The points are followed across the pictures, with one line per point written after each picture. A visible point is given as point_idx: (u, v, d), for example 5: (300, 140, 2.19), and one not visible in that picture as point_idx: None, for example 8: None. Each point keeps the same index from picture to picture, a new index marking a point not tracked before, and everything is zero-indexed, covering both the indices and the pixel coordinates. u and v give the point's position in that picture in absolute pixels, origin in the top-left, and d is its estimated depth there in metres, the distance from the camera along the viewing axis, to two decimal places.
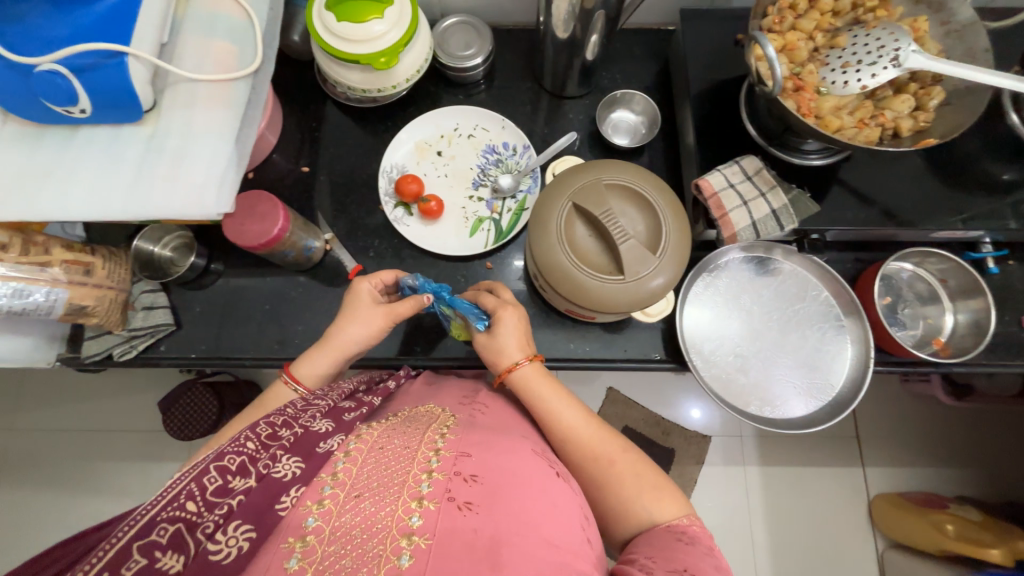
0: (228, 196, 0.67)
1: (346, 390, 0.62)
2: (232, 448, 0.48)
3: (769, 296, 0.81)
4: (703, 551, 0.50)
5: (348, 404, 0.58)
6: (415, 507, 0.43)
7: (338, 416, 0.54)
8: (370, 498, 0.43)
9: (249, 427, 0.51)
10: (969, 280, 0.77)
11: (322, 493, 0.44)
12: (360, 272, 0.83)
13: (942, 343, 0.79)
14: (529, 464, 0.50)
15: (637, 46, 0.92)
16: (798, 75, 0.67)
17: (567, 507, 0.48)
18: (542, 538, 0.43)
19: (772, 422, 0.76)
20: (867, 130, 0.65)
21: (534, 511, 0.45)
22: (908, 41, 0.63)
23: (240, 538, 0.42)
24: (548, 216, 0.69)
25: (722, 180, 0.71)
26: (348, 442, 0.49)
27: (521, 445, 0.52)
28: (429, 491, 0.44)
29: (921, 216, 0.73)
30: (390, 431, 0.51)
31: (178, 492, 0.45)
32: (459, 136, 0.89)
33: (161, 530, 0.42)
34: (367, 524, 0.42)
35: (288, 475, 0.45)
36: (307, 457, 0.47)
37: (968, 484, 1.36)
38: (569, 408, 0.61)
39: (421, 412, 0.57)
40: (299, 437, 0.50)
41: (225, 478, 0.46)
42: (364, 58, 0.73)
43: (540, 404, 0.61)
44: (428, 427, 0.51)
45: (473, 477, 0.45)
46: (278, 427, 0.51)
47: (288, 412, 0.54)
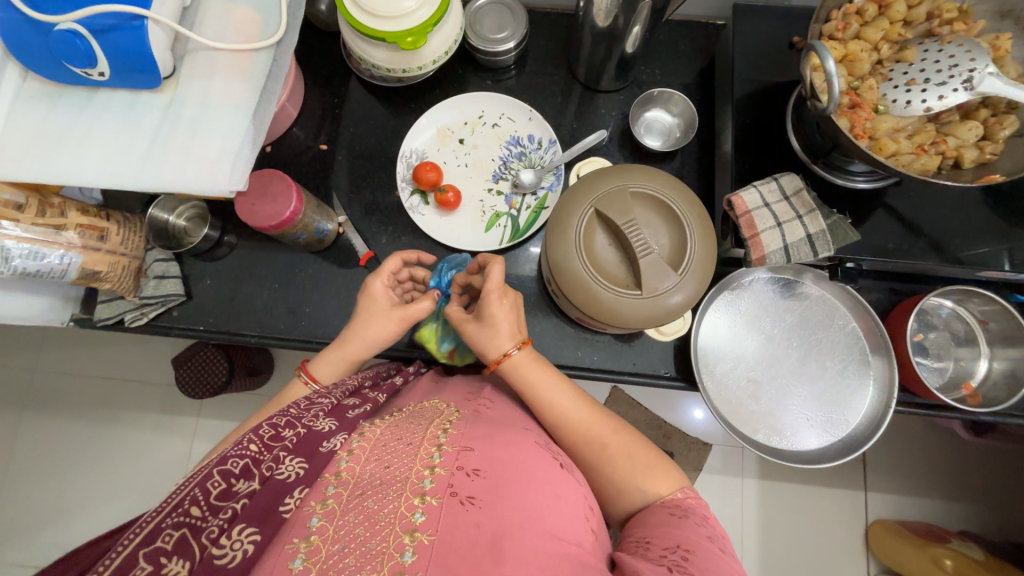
0: (241, 173, 0.65)
1: (351, 387, 0.62)
2: (234, 452, 0.48)
3: (792, 321, 0.77)
4: (696, 522, 0.50)
5: (351, 402, 0.57)
6: (417, 503, 0.42)
7: (341, 415, 0.53)
8: (372, 496, 0.42)
9: (252, 429, 0.51)
10: (1012, 326, 0.72)
11: (326, 492, 0.44)
12: (372, 258, 0.81)
13: (972, 388, 0.75)
14: (533, 456, 0.48)
15: (682, 40, 0.86)
16: (855, 90, 0.62)
17: (573, 500, 0.47)
18: (547, 532, 0.42)
19: (779, 453, 0.73)
20: (926, 157, 0.60)
21: (539, 504, 0.44)
22: (984, 62, 0.57)
23: (245, 541, 0.41)
24: (568, 220, 0.66)
25: (757, 199, 0.66)
26: (351, 441, 0.48)
27: (524, 438, 0.51)
28: (431, 487, 0.43)
29: (969, 254, 0.68)
30: (393, 428, 0.50)
31: (182, 498, 0.44)
32: (483, 124, 0.85)
33: (166, 536, 0.42)
34: (370, 522, 0.41)
35: (292, 476, 0.45)
36: (311, 457, 0.47)
37: (974, 521, 1.32)
38: (560, 392, 0.58)
39: (426, 407, 0.56)
40: (302, 437, 0.49)
41: (229, 481, 0.46)
42: (390, 36, 0.69)
43: (542, 407, 0.58)
44: (430, 423, 0.50)
45: (475, 471, 0.44)
46: (281, 427, 0.51)
47: (291, 412, 0.53)
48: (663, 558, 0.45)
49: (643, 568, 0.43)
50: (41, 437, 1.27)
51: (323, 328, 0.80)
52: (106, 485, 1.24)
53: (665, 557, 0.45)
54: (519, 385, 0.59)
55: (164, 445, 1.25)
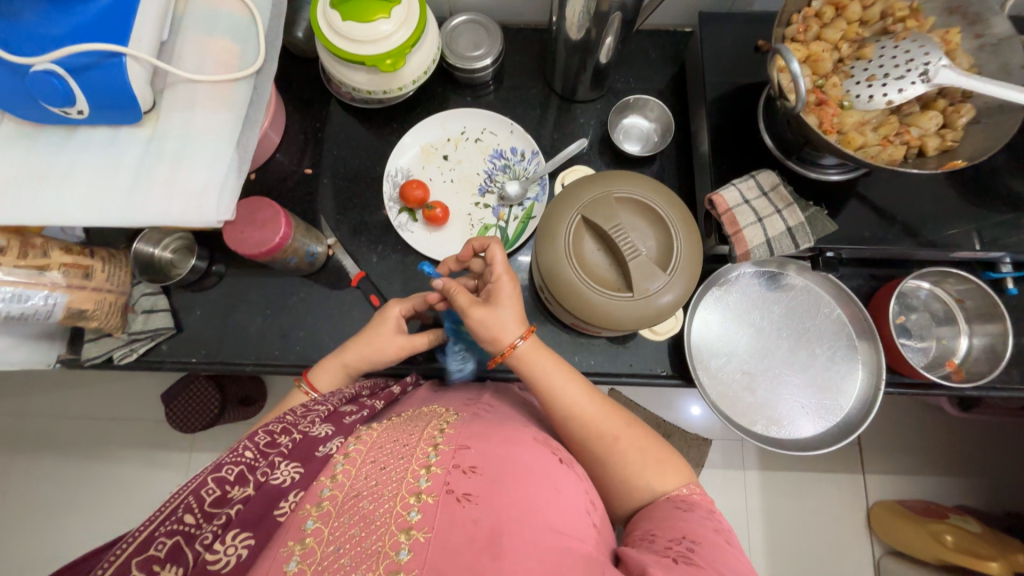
0: (229, 204, 0.66)
1: (348, 395, 0.61)
2: (229, 459, 0.47)
3: (780, 312, 0.79)
4: (702, 515, 0.51)
5: (348, 408, 0.57)
6: (413, 502, 0.42)
7: (338, 420, 0.53)
8: (367, 497, 0.42)
9: (247, 436, 0.50)
10: (988, 303, 0.75)
11: (321, 495, 0.44)
12: (364, 278, 0.80)
13: (955, 365, 0.78)
14: (532, 452, 0.48)
15: (652, 48, 0.89)
16: (820, 88, 0.65)
17: (572, 494, 0.47)
18: (546, 526, 0.42)
19: (778, 442, 0.75)
20: (892, 148, 0.62)
21: (538, 499, 0.44)
22: (938, 55, 0.60)
23: (239, 546, 0.42)
24: (556, 227, 0.67)
25: (736, 196, 0.69)
26: (348, 444, 0.48)
27: (522, 433, 0.51)
28: (427, 485, 0.43)
29: (940, 237, 0.71)
30: (391, 430, 0.50)
31: (176, 506, 0.44)
32: (466, 139, 0.87)
33: (159, 544, 0.41)
34: (365, 522, 0.41)
35: (287, 481, 0.45)
36: (306, 462, 0.47)
37: (969, 494, 1.35)
38: (571, 391, 0.57)
39: (424, 410, 0.56)
40: (298, 442, 0.49)
41: (224, 488, 0.45)
42: (369, 59, 0.70)
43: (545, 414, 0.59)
44: (428, 424, 0.50)
45: (472, 468, 0.44)
46: (276, 434, 0.50)
47: (287, 418, 0.53)
48: (668, 550, 0.45)
49: (648, 560, 0.44)
50: (26, 484, 1.23)
51: (318, 351, 0.80)
52: (98, 529, 1.20)
53: (671, 548, 0.46)
54: None
55: (158, 483, 1.21)
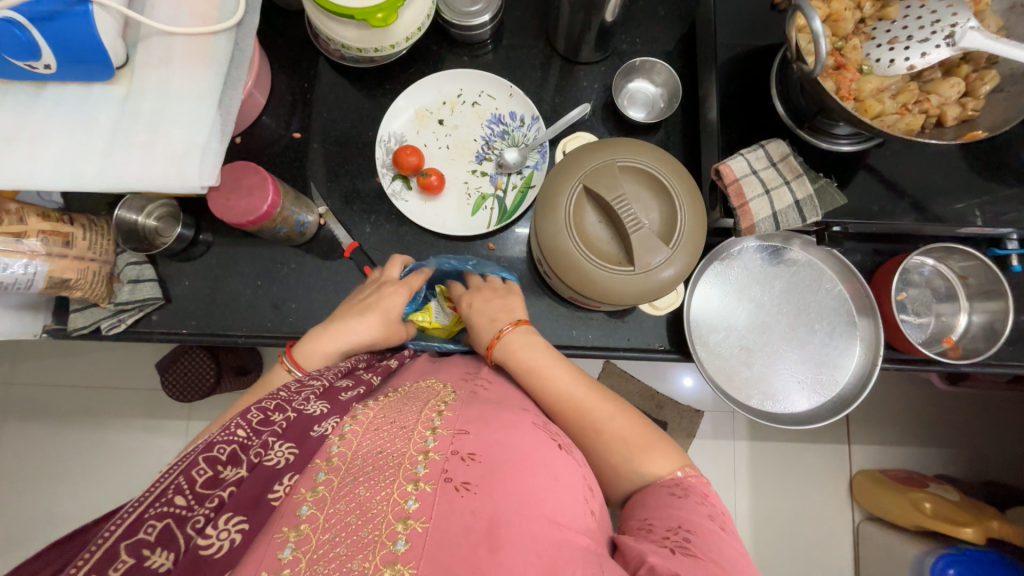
0: (212, 169, 0.62)
1: (344, 368, 0.61)
2: (221, 438, 0.47)
3: (781, 287, 0.78)
4: (696, 501, 0.51)
5: (344, 383, 0.57)
6: (410, 490, 0.41)
7: (333, 397, 0.53)
8: (364, 483, 0.42)
9: (239, 414, 0.50)
10: (991, 280, 0.74)
11: (316, 479, 0.43)
12: (357, 249, 0.78)
13: (953, 342, 0.78)
14: (531, 437, 0.48)
15: (661, 6, 0.83)
16: (840, 50, 0.61)
17: (570, 481, 0.47)
18: (544, 517, 0.42)
19: (772, 416, 0.75)
20: (911, 117, 0.59)
21: (537, 488, 0.44)
22: (967, 16, 0.56)
23: (232, 530, 0.41)
24: (556, 197, 0.65)
25: (745, 166, 0.66)
26: (343, 425, 0.48)
27: (522, 419, 0.50)
28: (424, 472, 0.43)
29: (949, 212, 0.69)
30: (388, 410, 0.50)
31: (165, 487, 0.43)
32: (462, 103, 0.82)
33: (149, 527, 0.41)
34: (361, 510, 0.40)
35: (281, 462, 0.45)
36: (300, 443, 0.46)
37: (951, 464, 1.40)
38: (557, 369, 0.60)
39: (421, 388, 0.56)
40: (293, 421, 0.49)
41: (216, 469, 0.45)
42: (359, 13, 0.65)
43: (545, 389, 0.59)
44: (425, 405, 0.50)
45: (471, 455, 0.44)
46: (270, 412, 0.50)
47: (281, 395, 0.52)
48: (666, 540, 0.46)
49: (647, 551, 0.45)
50: (25, 450, 1.24)
51: (311, 323, 0.78)
52: (100, 494, 1.22)
53: (668, 538, 0.46)
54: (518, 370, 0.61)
55: (158, 450, 1.23)
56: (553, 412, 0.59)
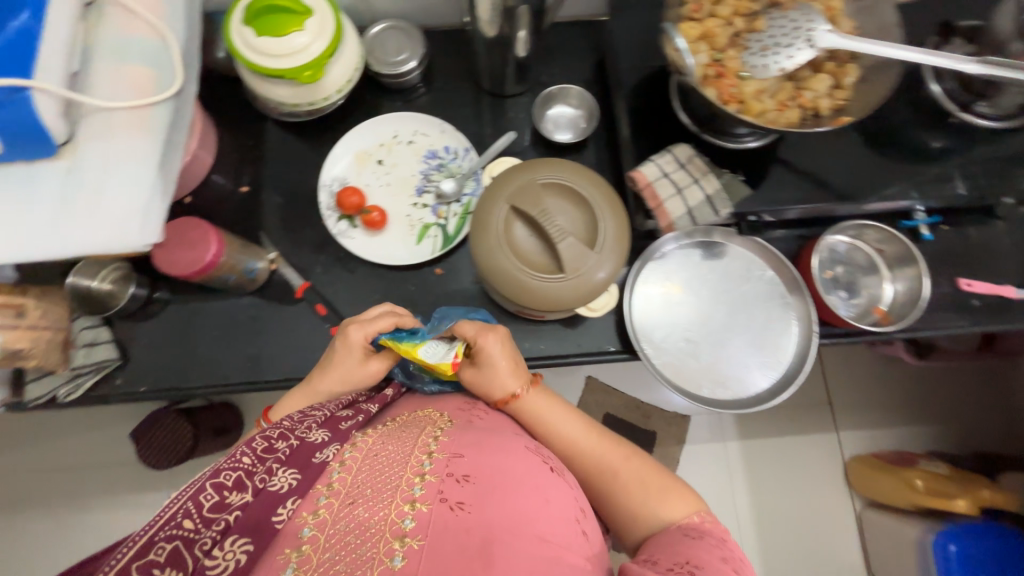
0: (154, 226, 0.66)
1: (346, 399, 0.65)
2: (227, 464, 0.49)
3: (716, 279, 0.82)
4: (711, 545, 0.51)
5: (345, 413, 0.60)
6: (407, 510, 0.44)
7: (335, 426, 0.56)
8: (363, 504, 0.45)
9: (245, 442, 0.52)
10: (904, 248, 0.80)
11: (318, 503, 0.46)
12: (309, 289, 0.81)
13: (882, 311, 0.82)
14: (523, 461, 0.51)
15: (573, 39, 0.92)
16: (719, 61, 0.68)
17: (560, 501, 0.49)
18: (532, 536, 0.45)
19: (724, 403, 0.77)
20: (788, 112, 0.67)
21: (527, 510, 0.46)
22: (820, 22, 0.64)
23: (237, 551, 0.43)
24: (487, 219, 0.69)
25: (655, 171, 0.71)
26: (344, 452, 0.51)
27: (513, 443, 0.53)
28: (421, 493, 0.45)
29: (851, 192, 0.75)
30: (387, 437, 0.52)
31: (175, 511, 0.46)
32: (399, 143, 0.88)
33: (159, 549, 0.43)
34: (361, 529, 0.43)
35: (284, 487, 0.47)
36: (304, 469, 0.48)
37: (939, 439, 1.41)
38: (567, 421, 0.63)
39: (419, 416, 0.58)
40: (295, 449, 0.51)
41: (222, 494, 0.47)
42: (287, 72, 0.72)
43: (553, 437, 0.62)
44: (423, 431, 0.53)
45: (465, 477, 0.47)
46: (274, 440, 0.52)
47: (285, 424, 0.55)
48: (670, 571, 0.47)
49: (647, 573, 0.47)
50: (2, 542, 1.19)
51: (271, 365, 0.80)
52: None
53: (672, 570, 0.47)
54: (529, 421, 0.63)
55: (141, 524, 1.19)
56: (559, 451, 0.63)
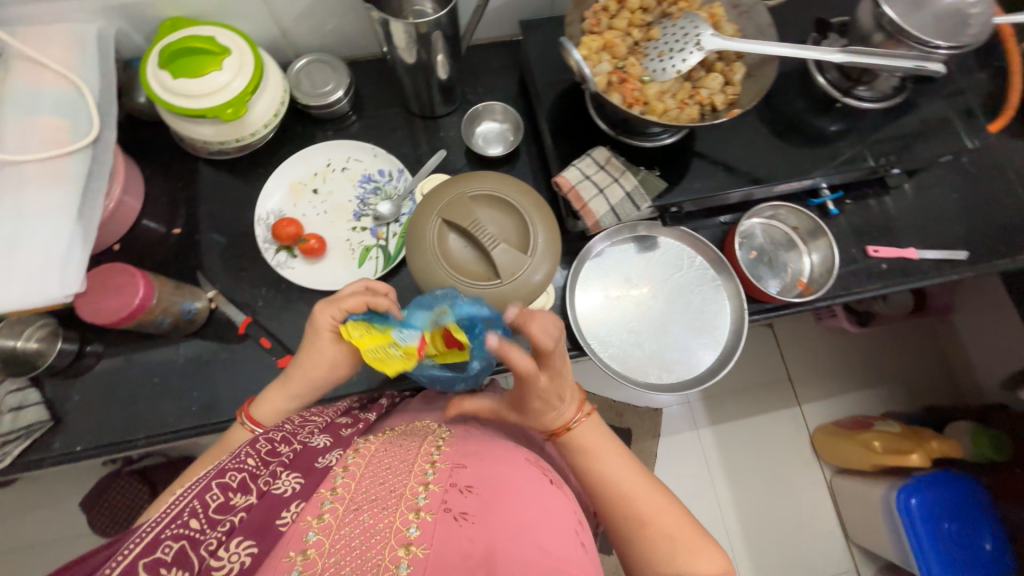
0: (75, 277, 0.65)
1: (342, 409, 0.66)
2: (233, 465, 0.49)
3: (652, 270, 0.87)
4: None
5: (343, 421, 0.60)
6: (412, 518, 0.43)
7: (336, 433, 0.57)
8: (367, 511, 0.44)
9: (248, 445, 0.53)
10: (812, 222, 0.88)
11: (322, 507, 0.44)
12: (251, 322, 0.81)
13: (804, 283, 0.88)
14: (525, 473, 0.51)
15: (494, 59, 0.96)
16: (622, 68, 0.74)
17: (560, 513, 0.49)
18: (536, 546, 0.44)
19: (671, 386, 0.81)
20: (688, 109, 0.72)
21: (531, 519, 0.46)
22: (705, 27, 0.70)
23: (241, 554, 0.41)
24: (421, 235, 0.71)
25: (578, 174, 0.75)
26: (346, 457, 0.50)
27: (515, 454, 0.54)
28: (425, 502, 0.44)
29: (760, 176, 0.81)
30: (387, 445, 0.53)
31: (181, 509, 0.44)
32: (333, 171, 0.89)
33: (166, 546, 0.42)
34: (365, 535, 0.42)
35: (288, 491, 0.45)
36: (307, 474, 0.48)
37: (892, 400, 1.50)
38: (614, 459, 0.63)
39: (416, 427, 0.59)
40: (298, 455, 0.51)
41: (227, 495, 0.46)
42: (209, 111, 0.73)
43: (598, 473, 0.62)
44: (425, 441, 0.54)
45: (468, 487, 0.47)
46: (277, 443, 0.53)
47: (286, 429, 0.57)
48: None
49: None
50: None
51: (218, 407, 0.78)
52: None
53: None
54: (579, 453, 0.64)
55: None
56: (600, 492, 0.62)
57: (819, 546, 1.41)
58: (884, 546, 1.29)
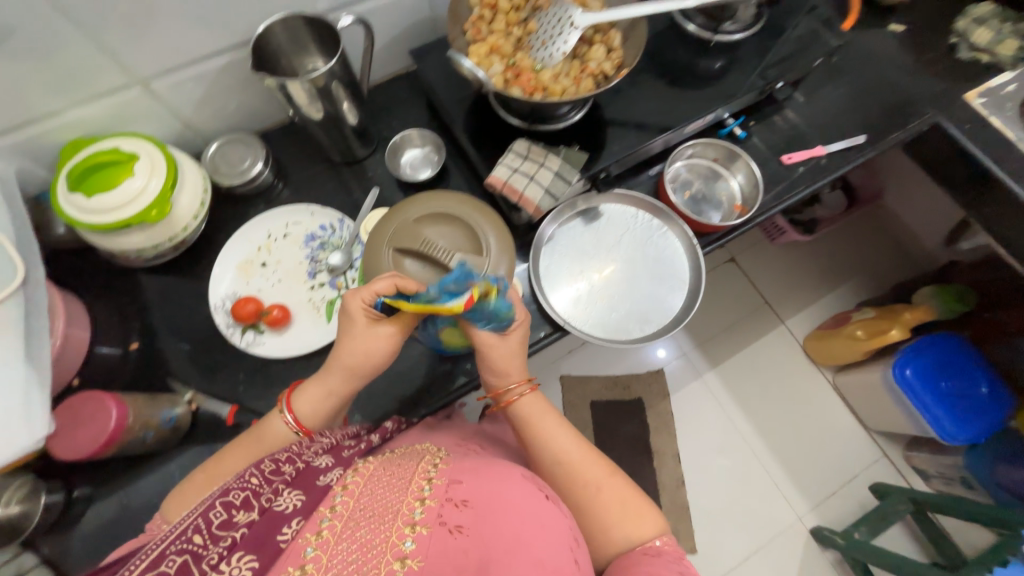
0: (43, 419, 0.64)
1: (351, 431, 0.69)
2: (237, 484, 0.52)
3: (603, 237, 0.91)
4: (671, 559, 0.57)
5: (348, 442, 0.64)
6: (408, 532, 0.47)
7: (337, 454, 0.59)
8: (365, 527, 0.46)
9: (253, 465, 0.55)
10: (726, 149, 0.95)
11: (321, 525, 0.47)
12: (239, 410, 0.79)
13: (740, 206, 0.94)
14: (520, 487, 0.54)
15: (400, 92, 1.00)
16: (513, 65, 0.78)
17: (555, 527, 0.51)
18: (531, 559, 0.47)
19: (654, 334, 0.86)
20: (584, 83, 0.77)
21: (526, 528, 0.49)
22: (574, 9, 0.76)
23: (242, 568, 0.44)
24: (378, 269, 0.72)
25: (506, 170, 0.80)
26: (346, 477, 0.53)
27: (512, 471, 0.56)
28: (421, 517, 0.48)
29: (668, 125, 0.88)
30: (386, 465, 0.56)
31: (185, 526, 0.47)
32: (276, 240, 0.89)
33: (169, 561, 0.45)
34: (363, 551, 0.45)
35: (289, 508, 0.49)
36: (308, 491, 0.51)
37: (860, 290, 1.60)
38: (561, 433, 0.68)
39: (417, 449, 0.61)
40: (301, 472, 0.54)
41: (230, 512, 0.49)
42: (132, 218, 0.72)
43: (545, 445, 0.67)
44: (422, 460, 0.56)
45: (463, 502, 0.50)
46: (280, 463, 0.55)
47: (292, 449, 0.58)
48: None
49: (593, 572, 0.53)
50: None
51: None
52: None
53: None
54: (525, 422, 0.69)
55: None
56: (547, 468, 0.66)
57: (844, 444, 1.47)
58: (901, 423, 1.36)
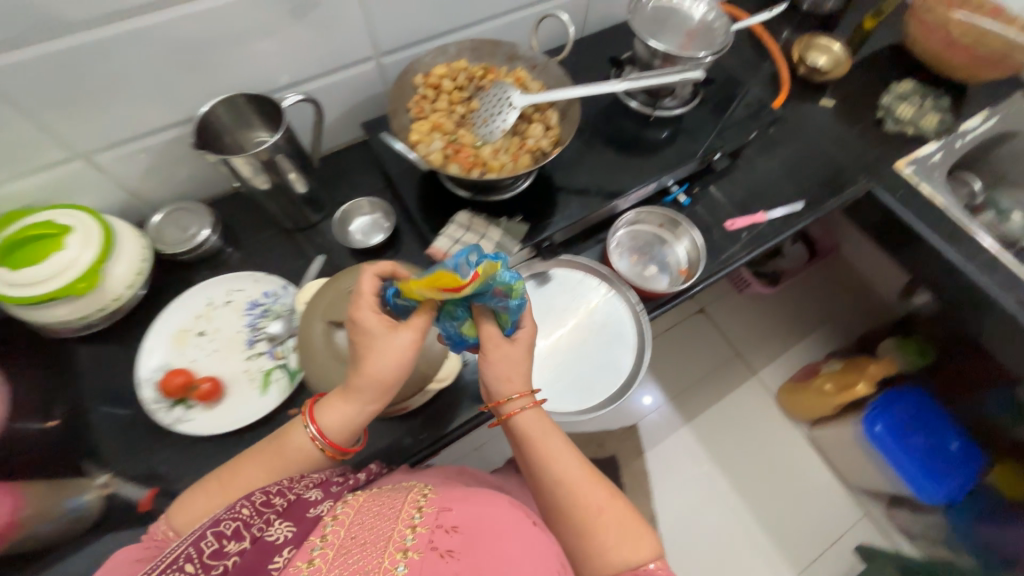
0: None
1: (338, 469, 0.66)
2: (227, 514, 0.49)
3: (552, 302, 0.91)
4: None
5: (336, 477, 0.62)
6: (400, 558, 0.46)
7: (326, 488, 0.57)
8: (355, 555, 0.46)
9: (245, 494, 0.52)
10: (668, 216, 0.98)
11: (312, 553, 0.46)
12: (158, 494, 0.74)
13: (685, 270, 0.96)
14: (506, 513, 0.54)
15: (356, 160, 1.03)
16: (454, 141, 0.81)
17: (543, 553, 0.51)
18: None
19: (601, 404, 0.84)
20: (521, 159, 0.80)
21: (515, 553, 0.49)
22: (512, 91, 0.81)
23: None
24: (309, 343, 0.71)
25: (447, 241, 0.81)
26: (337, 508, 0.52)
27: (499, 497, 0.57)
28: (412, 543, 0.48)
29: (611, 194, 0.91)
30: (375, 496, 0.54)
31: (177, 556, 0.46)
32: (216, 307, 0.87)
33: None
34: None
35: (280, 538, 0.48)
36: (298, 522, 0.50)
37: (827, 343, 1.60)
38: (565, 457, 0.59)
39: (403, 483, 0.59)
40: (292, 503, 0.53)
41: (221, 542, 0.47)
42: (59, 291, 0.70)
43: (546, 466, 0.59)
44: (410, 491, 0.55)
45: (453, 527, 0.50)
46: (272, 494, 0.53)
47: (283, 482, 0.55)
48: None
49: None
50: None
51: None
52: None
53: None
54: (525, 445, 0.61)
55: None
56: (545, 494, 0.59)
57: (824, 505, 1.42)
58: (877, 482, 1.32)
